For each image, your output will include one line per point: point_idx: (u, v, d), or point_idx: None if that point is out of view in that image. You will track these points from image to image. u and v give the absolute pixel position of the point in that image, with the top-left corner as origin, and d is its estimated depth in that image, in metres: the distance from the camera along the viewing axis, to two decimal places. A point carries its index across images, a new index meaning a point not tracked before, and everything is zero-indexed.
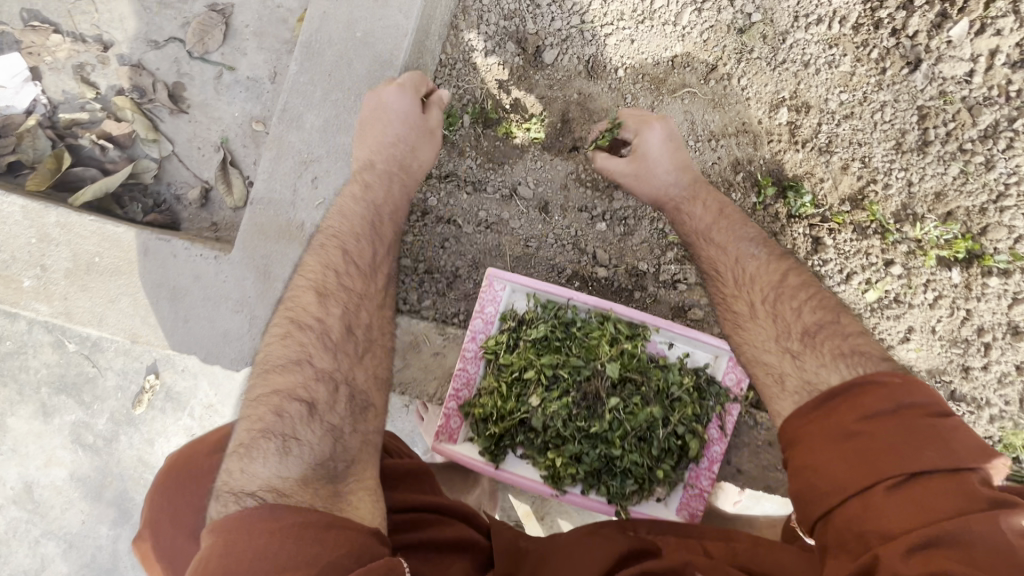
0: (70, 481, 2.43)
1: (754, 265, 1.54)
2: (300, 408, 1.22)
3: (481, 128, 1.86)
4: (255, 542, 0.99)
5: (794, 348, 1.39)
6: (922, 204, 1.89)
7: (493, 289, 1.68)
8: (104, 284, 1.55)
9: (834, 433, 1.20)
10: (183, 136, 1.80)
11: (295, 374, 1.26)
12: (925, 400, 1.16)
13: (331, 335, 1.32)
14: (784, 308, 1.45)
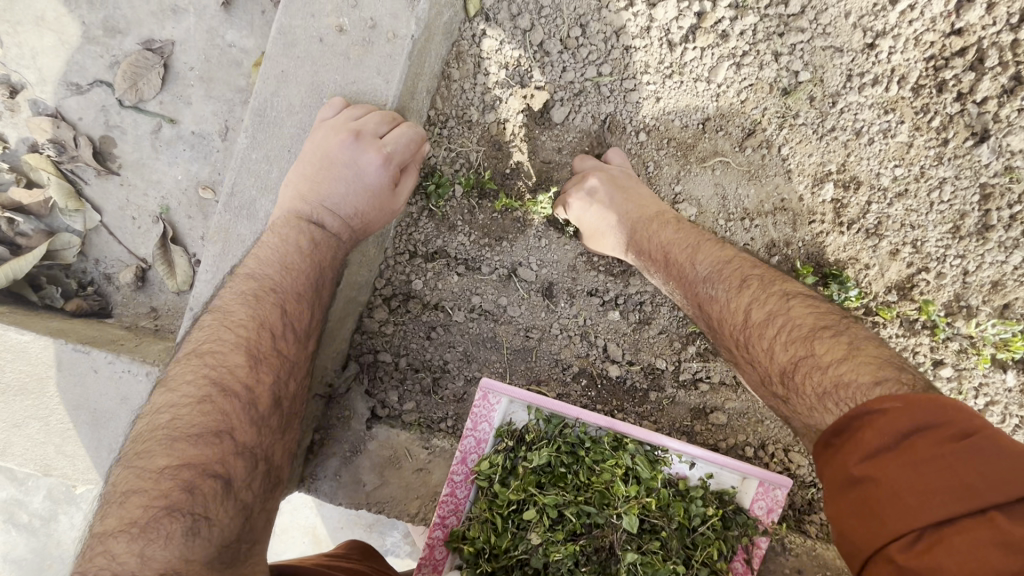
0: (5, 563, 2.15)
1: (719, 304, 1.31)
2: (215, 484, 1.03)
3: (475, 199, 1.57)
4: None
5: (779, 394, 1.18)
6: (977, 295, 1.64)
7: (487, 403, 1.41)
8: (7, 404, 1.26)
9: (837, 479, 0.99)
10: (113, 204, 1.49)
11: (209, 447, 1.05)
12: (927, 424, 0.91)
13: (258, 405, 1.13)
14: (755, 351, 1.23)
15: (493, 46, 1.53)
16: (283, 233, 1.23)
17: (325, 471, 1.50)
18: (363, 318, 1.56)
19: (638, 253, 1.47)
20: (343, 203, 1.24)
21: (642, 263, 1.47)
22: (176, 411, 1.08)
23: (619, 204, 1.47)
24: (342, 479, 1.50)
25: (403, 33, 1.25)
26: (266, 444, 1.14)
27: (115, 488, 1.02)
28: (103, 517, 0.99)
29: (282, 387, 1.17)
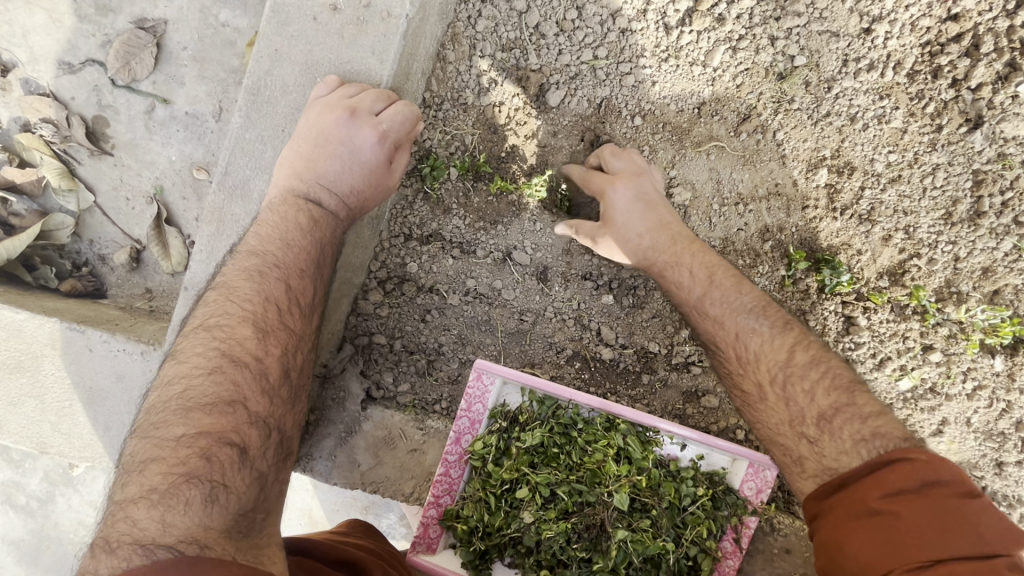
0: (2, 545, 2.16)
1: (757, 342, 1.37)
2: (230, 452, 1.02)
3: (470, 182, 1.57)
4: None
5: (810, 435, 1.26)
6: (967, 280, 1.66)
7: (481, 384, 1.42)
8: (2, 382, 1.26)
9: (856, 511, 1.11)
10: (107, 185, 1.49)
11: (226, 417, 1.05)
12: (946, 478, 1.06)
13: (269, 377, 1.14)
14: (795, 392, 1.30)
15: (489, 28, 1.53)
16: (281, 211, 1.23)
17: (320, 452, 1.51)
18: (358, 301, 1.56)
19: (667, 271, 1.48)
20: (339, 182, 1.24)
21: (670, 283, 1.48)
22: (189, 382, 1.09)
23: (654, 222, 1.49)
24: (337, 459, 1.51)
25: (398, 12, 1.24)
26: (279, 416, 1.14)
27: (133, 457, 1.01)
28: (123, 486, 0.99)
29: (290, 360, 1.17)
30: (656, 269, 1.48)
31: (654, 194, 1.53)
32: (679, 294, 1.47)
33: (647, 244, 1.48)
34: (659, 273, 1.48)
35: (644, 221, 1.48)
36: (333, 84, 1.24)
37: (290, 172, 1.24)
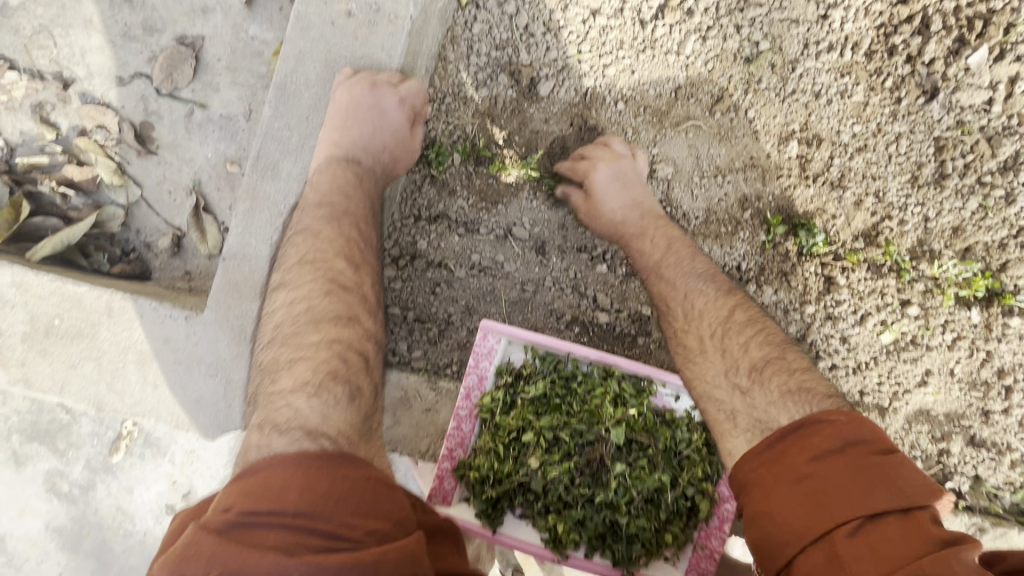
0: (46, 532, 2.30)
1: (703, 301, 1.52)
2: (357, 359, 1.28)
3: (472, 166, 1.74)
4: (331, 483, 1.02)
5: (742, 384, 1.37)
6: (939, 239, 1.79)
7: (487, 343, 1.56)
8: (65, 348, 1.43)
9: (787, 476, 1.16)
10: (152, 180, 1.68)
11: (349, 330, 1.30)
12: (865, 436, 1.15)
13: (368, 300, 1.38)
14: (731, 343, 1.44)
15: (484, 30, 1.73)
16: (331, 172, 1.42)
17: None
18: None
19: (633, 241, 1.65)
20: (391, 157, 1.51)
21: (633, 251, 1.65)
22: (308, 301, 1.32)
23: (625, 202, 1.66)
24: None
25: (403, 14, 1.43)
26: (380, 331, 1.40)
27: (278, 359, 1.26)
28: (273, 380, 1.24)
29: (379, 289, 1.43)
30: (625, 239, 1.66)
31: (637, 173, 1.69)
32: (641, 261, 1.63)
33: (622, 217, 1.66)
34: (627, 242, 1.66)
35: (618, 203, 1.66)
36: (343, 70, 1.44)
37: (333, 143, 1.43)
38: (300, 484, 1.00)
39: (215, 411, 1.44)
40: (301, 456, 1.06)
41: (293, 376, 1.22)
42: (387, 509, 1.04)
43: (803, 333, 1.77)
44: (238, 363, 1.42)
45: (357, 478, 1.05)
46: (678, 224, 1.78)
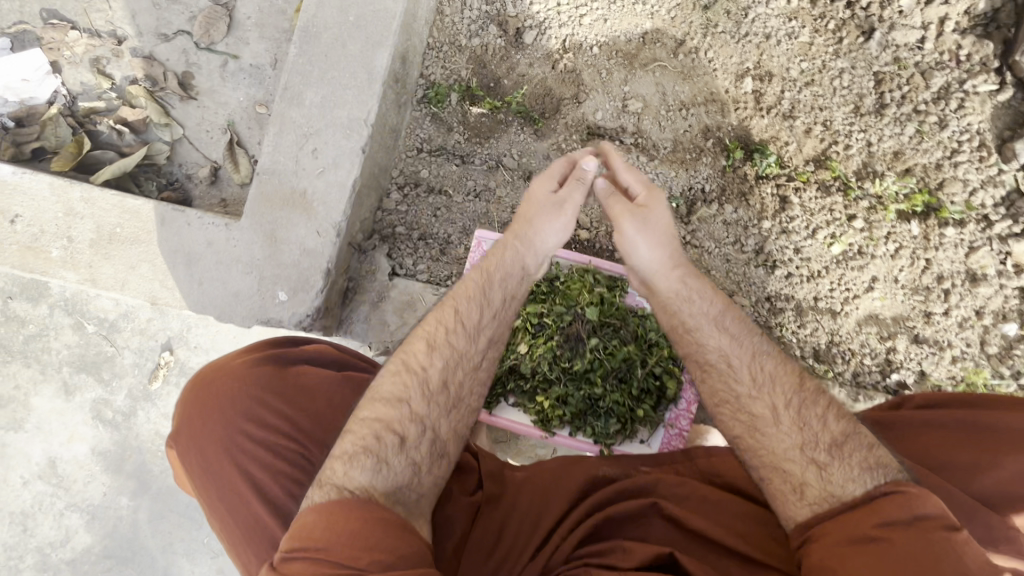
0: (91, 456, 2.56)
1: (772, 363, 1.43)
2: (394, 438, 1.32)
3: (467, 105, 2.00)
4: (349, 526, 1.12)
5: (819, 459, 1.27)
6: (881, 162, 2.01)
7: (480, 249, 1.82)
8: (125, 251, 1.69)
9: (847, 537, 1.15)
10: (192, 121, 1.95)
11: (394, 410, 1.36)
12: (931, 511, 1.11)
13: (429, 383, 1.42)
14: (809, 415, 1.34)
15: None
16: (501, 282, 1.58)
17: (358, 316, 1.91)
18: (382, 199, 1.97)
19: (678, 300, 1.56)
20: (551, 243, 1.65)
21: (673, 300, 1.56)
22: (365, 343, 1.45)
23: (663, 249, 1.58)
24: (371, 322, 1.90)
25: None
26: (434, 418, 1.39)
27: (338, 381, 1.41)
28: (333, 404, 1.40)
29: (446, 371, 1.43)
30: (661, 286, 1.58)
31: (673, 220, 1.64)
32: (689, 308, 1.54)
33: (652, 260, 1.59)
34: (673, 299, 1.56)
35: (654, 244, 1.59)
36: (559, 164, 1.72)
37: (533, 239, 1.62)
38: (342, 547, 1.09)
39: (250, 303, 1.69)
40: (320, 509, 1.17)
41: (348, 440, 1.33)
42: (418, 555, 1.12)
43: (761, 245, 2.00)
44: (270, 262, 1.68)
45: (370, 522, 1.13)
46: (649, 153, 2.01)
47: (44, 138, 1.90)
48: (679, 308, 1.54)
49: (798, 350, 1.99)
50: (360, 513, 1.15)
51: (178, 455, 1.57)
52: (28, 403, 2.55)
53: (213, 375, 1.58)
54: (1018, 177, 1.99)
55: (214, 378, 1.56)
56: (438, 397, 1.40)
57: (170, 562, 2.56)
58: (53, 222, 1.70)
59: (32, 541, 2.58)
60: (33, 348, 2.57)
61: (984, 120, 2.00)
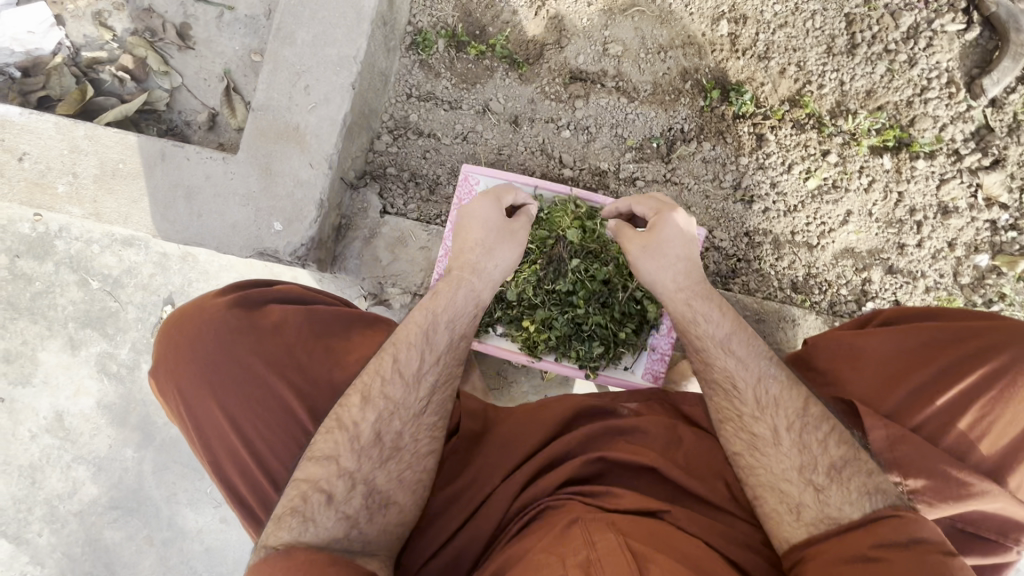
0: (98, 409, 2.56)
1: (778, 388, 1.45)
2: (325, 495, 1.31)
3: (454, 52, 2.08)
4: (326, 560, 1.16)
5: (818, 482, 1.32)
6: (854, 101, 2.07)
7: (468, 183, 1.89)
8: (127, 186, 1.78)
9: (847, 556, 1.21)
10: (191, 70, 2.04)
11: (328, 465, 1.35)
12: (932, 537, 1.17)
13: (360, 438, 1.38)
14: (810, 439, 1.37)
15: None
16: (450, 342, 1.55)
17: (352, 252, 2.00)
18: (373, 141, 2.06)
19: (693, 302, 1.58)
20: (503, 265, 1.63)
21: (691, 316, 1.57)
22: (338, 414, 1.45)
23: (675, 276, 1.59)
24: (364, 258, 2.00)
25: None
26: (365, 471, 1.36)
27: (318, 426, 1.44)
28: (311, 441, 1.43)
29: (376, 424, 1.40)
30: (679, 300, 1.59)
31: (684, 232, 1.62)
32: (703, 329, 1.56)
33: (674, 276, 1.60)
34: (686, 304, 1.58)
35: (663, 271, 1.60)
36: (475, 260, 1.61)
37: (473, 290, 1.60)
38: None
39: (247, 234, 1.77)
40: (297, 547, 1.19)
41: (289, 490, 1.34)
42: None
43: (738, 180, 2.08)
44: (265, 193, 1.77)
45: (346, 562, 1.17)
46: (629, 95, 2.10)
47: (50, 87, 1.99)
48: (693, 309, 1.57)
49: (777, 282, 2.08)
50: (334, 551, 1.19)
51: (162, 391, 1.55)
52: (36, 357, 2.58)
53: (191, 318, 1.53)
54: (987, 112, 2.05)
55: (192, 322, 1.52)
56: (370, 451, 1.38)
57: (174, 512, 2.54)
58: (59, 159, 1.80)
59: (41, 493, 2.57)
60: (41, 305, 2.58)
61: (953, 58, 2.05)
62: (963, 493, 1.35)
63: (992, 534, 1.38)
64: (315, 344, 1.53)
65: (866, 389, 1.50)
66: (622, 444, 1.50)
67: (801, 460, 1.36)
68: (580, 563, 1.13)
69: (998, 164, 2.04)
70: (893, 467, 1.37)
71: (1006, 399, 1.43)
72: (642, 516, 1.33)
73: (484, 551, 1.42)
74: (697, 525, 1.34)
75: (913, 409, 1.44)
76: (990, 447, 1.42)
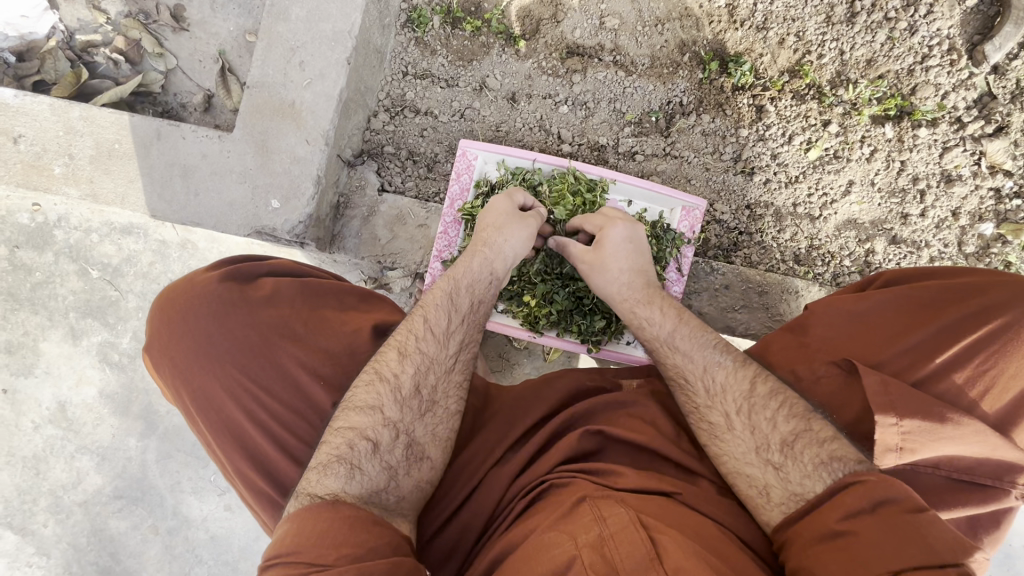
0: (100, 399, 2.41)
1: (723, 375, 1.44)
2: (367, 445, 1.29)
3: (449, 28, 2.06)
4: (318, 525, 1.12)
5: (775, 461, 1.30)
6: (854, 70, 2.05)
7: (466, 159, 1.87)
8: (124, 166, 1.80)
9: (821, 532, 1.17)
10: (185, 52, 2.03)
11: (371, 416, 1.33)
12: (896, 495, 1.13)
13: (402, 390, 1.37)
14: (759, 419, 1.35)
15: None
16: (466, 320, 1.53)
17: (350, 231, 1.99)
18: (371, 119, 2.05)
19: (640, 307, 1.60)
20: (518, 248, 1.61)
21: (638, 322, 1.60)
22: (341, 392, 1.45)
23: (622, 281, 1.62)
24: (362, 236, 1.98)
25: None
26: (406, 421, 1.35)
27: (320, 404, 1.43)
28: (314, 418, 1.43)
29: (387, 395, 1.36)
30: (628, 308, 1.61)
31: (631, 242, 1.66)
32: (647, 334, 1.58)
33: (625, 283, 1.62)
34: (635, 311, 1.60)
35: (610, 277, 1.63)
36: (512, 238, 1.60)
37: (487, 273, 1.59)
38: (335, 543, 1.09)
39: (246, 211, 1.80)
40: (295, 514, 1.16)
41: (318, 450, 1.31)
42: (390, 546, 1.13)
43: (738, 152, 2.07)
44: (261, 171, 1.80)
45: (339, 519, 1.13)
46: (626, 69, 2.08)
47: (44, 71, 1.98)
48: (639, 319, 1.59)
49: (779, 255, 2.08)
50: (328, 512, 1.15)
51: (155, 364, 1.53)
52: (37, 348, 2.41)
53: (185, 290, 1.52)
54: (989, 80, 2.00)
55: (187, 295, 1.50)
56: (411, 402, 1.37)
57: (179, 501, 2.40)
58: (55, 140, 1.81)
59: (44, 485, 2.43)
60: (39, 295, 2.39)
61: (955, 25, 2.01)
62: (960, 433, 1.34)
63: (987, 480, 1.36)
64: (310, 315, 1.52)
65: (867, 351, 1.47)
66: (624, 419, 1.47)
67: (756, 442, 1.34)
68: (593, 543, 1.12)
69: (1002, 132, 2.01)
70: (902, 415, 1.32)
71: (1007, 355, 1.42)
72: (652, 494, 1.30)
73: (483, 531, 1.39)
74: (711, 504, 1.32)
75: (914, 367, 1.42)
76: (992, 405, 1.40)
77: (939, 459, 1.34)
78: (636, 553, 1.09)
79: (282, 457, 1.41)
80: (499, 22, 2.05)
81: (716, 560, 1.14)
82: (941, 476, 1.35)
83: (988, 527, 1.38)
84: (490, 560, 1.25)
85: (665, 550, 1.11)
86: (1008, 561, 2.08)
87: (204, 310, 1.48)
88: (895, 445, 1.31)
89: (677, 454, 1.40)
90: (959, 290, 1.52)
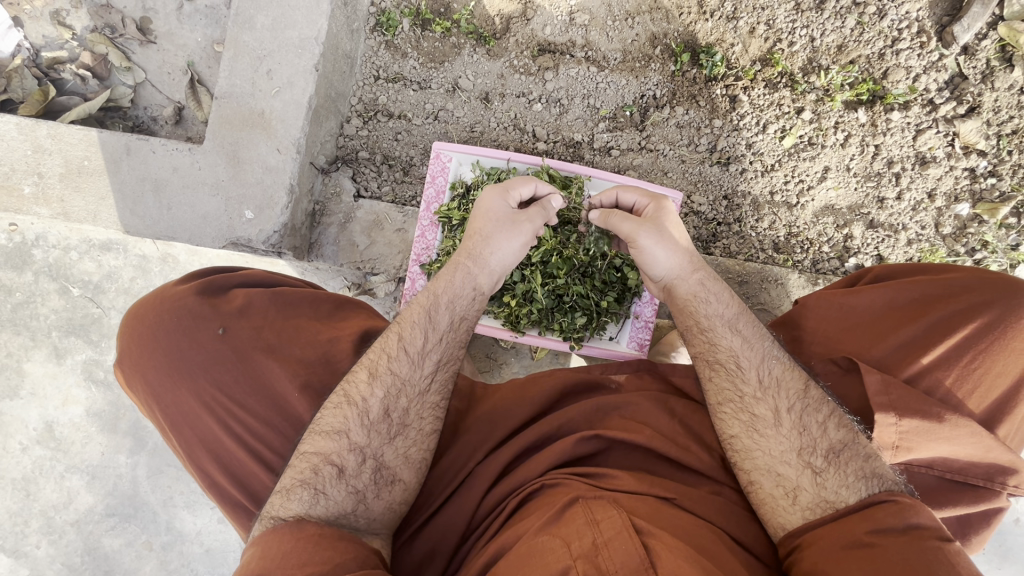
0: (87, 417, 2.40)
1: (779, 369, 1.42)
2: (331, 471, 1.29)
3: (420, 30, 2.05)
4: (284, 545, 1.15)
5: (817, 465, 1.29)
6: (826, 56, 2.05)
7: (440, 161, 1.84)
8: (94, 183, 1.79)
9: (841, 541, 1.18)
10: (154, 65, 2.01)
11: (335, 442, 1.32)
12: (929, 521, 1.16)
13: (369, 415, 1.35)
14: (810, 420, 1.34)
15: None
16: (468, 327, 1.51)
17: (327, 238, 1.98)
18: (344, 125, 2.05)
19: (708, 282, 1.52)
20: (506, 256, 1.53)
21: (710, 295, 1.51)
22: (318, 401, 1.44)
23: (681, 251, 1.53)
24: (340, 243, 1.98)
25: None
26: (375, 445, 1.33)
27: (297, 414, 1.43)
28: (292, 428, 1.43)
29: (357, 424, 1.34)
30: (696, 281, 1.52)
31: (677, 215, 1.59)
32: (716, 308, 1.50)
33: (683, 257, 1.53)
34: (704, 288, 1.52)
35: (672, 246, 1.52)
36: (499, 240, 1.51)
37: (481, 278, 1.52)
38: (300, 562, 1.11)
39: (219, 223, 1.79)
40: (264, 535, 1.20)
41: (289, 476, 1.30)
42: (354, 559, 1.14)
43: (713, 143, 2.08)
44: (233, 182, 1.79)
45: (305, 537, 1.16)
46: (598, 64, 2.07)
47: (11, 89, 1.94)
48: (711, 292, 1.51)
49: (758, 243, 2.08)
50: (295, 532, 1.18)
51: (128, 379, 1.52)
52: (21, 370, 2.39)
53: (159, 304, 1.50)
54: (959, 61, 2.01)
55: (161, 310, 1.49)
56: (379, 426, 1.35)
57: (173, 516, 2.38)
58: (24, 160, 1.79)
59: (35, 506, 2.41)
60: (18, 315, 2.36)
61: (923, 7, 2.01)
62: (957, 433, 1.34)
63: (980, 481, 1.38)
64: (283, 325, 1.51)
65: (858, 347, 1.49)
66: (615, 421, 1.47)
67: (800, 443, 1.32)
68: (586, 551, 1.11)
69: (974, 112, 2.02)
70: (890, 409, 1.33)
71: (996, 354, 1.43)
72: (646, 496, 1.30)
73: (466, 532, 1.39)
74: (703, 504, 1.32)
75: (904, 363, 1.44)
76: (978, 404, 1.42)
77: (933, 459, 1.36)
78: (631, 562, 1.10)
79: (264, 468, 1.41)
80: (468, 23, 2.04)
81: (709, 564, 1.14)
82: (935, 475, 1.38)
83: (976, 525, 1.40)
84: (477, 564, 1.25)
85: (659, 557, 1.11)
86: (1002, 539, 2.09)
87: (173, 324, 1.47)
88: (893, 443, 1.33)
89: (670, 451, 1.40)
90: (950, 287, 1.52)
